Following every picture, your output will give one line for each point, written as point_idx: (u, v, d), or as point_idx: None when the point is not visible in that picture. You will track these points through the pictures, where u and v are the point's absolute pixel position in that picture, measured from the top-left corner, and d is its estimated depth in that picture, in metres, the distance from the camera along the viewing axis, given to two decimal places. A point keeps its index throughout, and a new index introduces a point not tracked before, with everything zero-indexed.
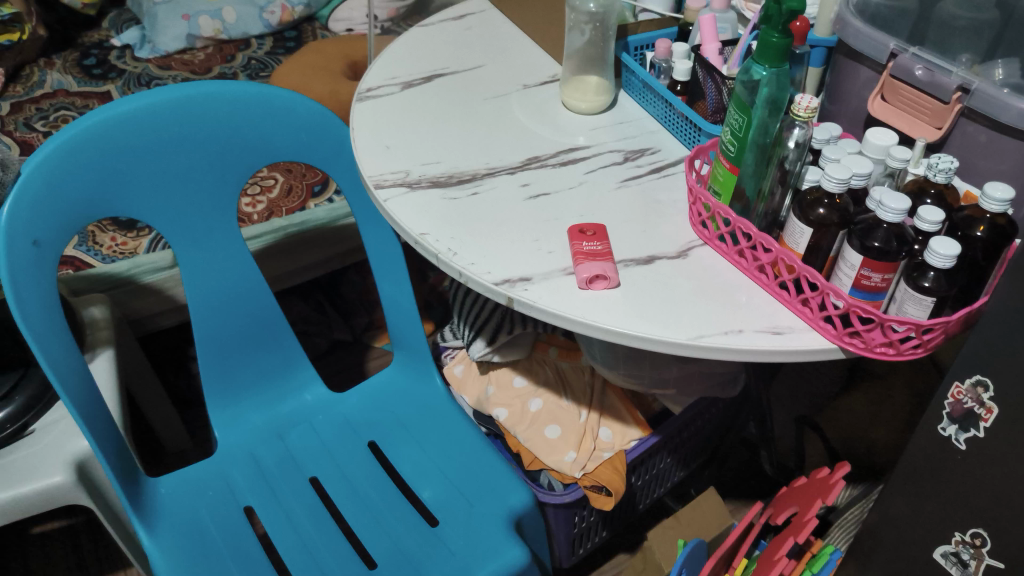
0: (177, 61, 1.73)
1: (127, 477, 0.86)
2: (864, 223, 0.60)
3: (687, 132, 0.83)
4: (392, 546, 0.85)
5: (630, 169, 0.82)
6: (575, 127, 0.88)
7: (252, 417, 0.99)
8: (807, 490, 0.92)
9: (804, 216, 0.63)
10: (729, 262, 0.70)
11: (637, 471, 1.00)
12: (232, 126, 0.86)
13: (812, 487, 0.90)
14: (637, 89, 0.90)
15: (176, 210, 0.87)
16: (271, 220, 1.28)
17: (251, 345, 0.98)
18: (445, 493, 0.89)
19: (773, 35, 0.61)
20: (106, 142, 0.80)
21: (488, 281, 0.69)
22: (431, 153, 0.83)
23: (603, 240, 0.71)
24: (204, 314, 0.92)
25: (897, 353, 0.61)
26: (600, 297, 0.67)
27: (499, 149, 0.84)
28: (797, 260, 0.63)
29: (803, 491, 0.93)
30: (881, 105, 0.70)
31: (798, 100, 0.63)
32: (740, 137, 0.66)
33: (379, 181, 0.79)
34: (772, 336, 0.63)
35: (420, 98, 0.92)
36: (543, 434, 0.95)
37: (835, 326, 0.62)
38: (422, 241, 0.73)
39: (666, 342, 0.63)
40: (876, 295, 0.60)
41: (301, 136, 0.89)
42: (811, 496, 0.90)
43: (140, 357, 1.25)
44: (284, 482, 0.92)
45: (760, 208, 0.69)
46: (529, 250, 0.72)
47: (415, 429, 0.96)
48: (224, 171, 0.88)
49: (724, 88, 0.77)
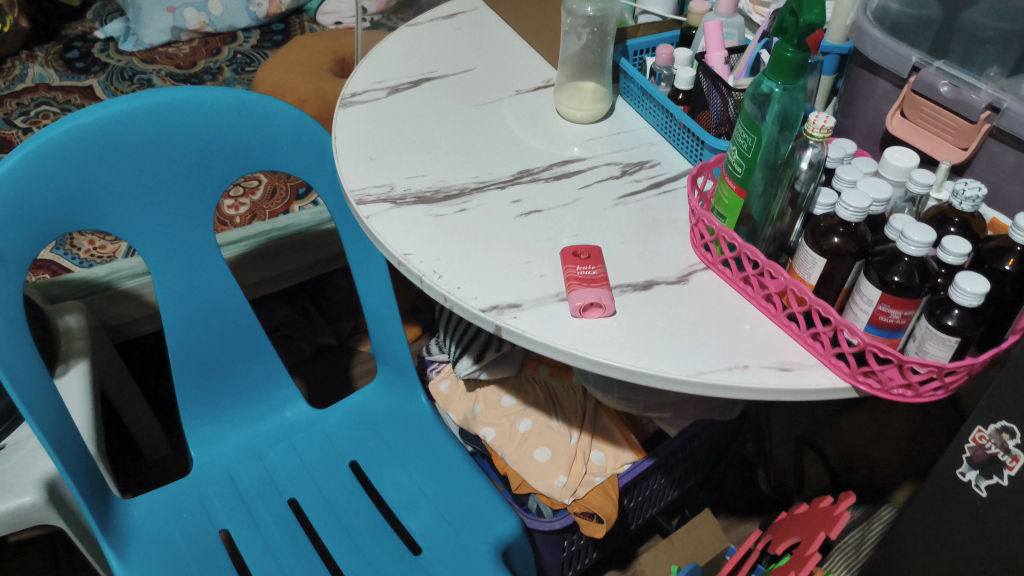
0: (162, 54, 1.67)
1: (97, 499, 0.80)
2: (885, 254, 0.55)
3: (689, 145, 0.78)
4: (360, 555, 0.82)
5: (628, 185, 0.77)
6: (569, 137, 0.83)
7: (232, 436, 0.92)
8: (808, 518, 0.87)
9: (817, 245, 0.58)
10: (734, 289, 0.66)
11: (630, 493, 0.94)
12: (210, 134, 0.81)
13: (815, 516, 0.85)
14: (636, 96, 0.86)
15: (148, 221, 0.81)
16: (254, 223, 1.23)
17: (231, 363, 0.91)
18: (430, 520, 0.84)
19: (787, 50, 0.56)
20: (73, 150, 0.74)
21: (475, 307, 0.64)
22: (418, 166, 0.78)
23: (598, 265, 0.66)
24: (178, 326, 0.86)
25: (915, 394, 0.56)
26: (595, 326, 0.62)
27: (489, 162, 0.79)
28: (808, 292, 0.58)
29: (804, 518, 0.88)
30: (900, 122, 0.66)
31: (813, 118, 0.58)
32: (749, 157, 0.62)
33: (361, 196, 0.74)
34: (779, 373, 0.59)
35: (407, 105, 0.87)
36: (532, 457, 0.89)
37: (849, 364, 0.58)
38: (405, 262, 0.68)
39: (665, 377, 0.58)
40: (894, 332, 0.56)
41: (282, 145, 0.84)
42: (812, 525, 0.85)
43: (119, 364, 1.20)
44: (262, 505, 0.87)
45: (768, 231, 0.64)
46: (519, 273, 0.67)
47: (400, 450, 0.90)
48: (200, 181, 0.83)
49: (730, 100, 0.72)
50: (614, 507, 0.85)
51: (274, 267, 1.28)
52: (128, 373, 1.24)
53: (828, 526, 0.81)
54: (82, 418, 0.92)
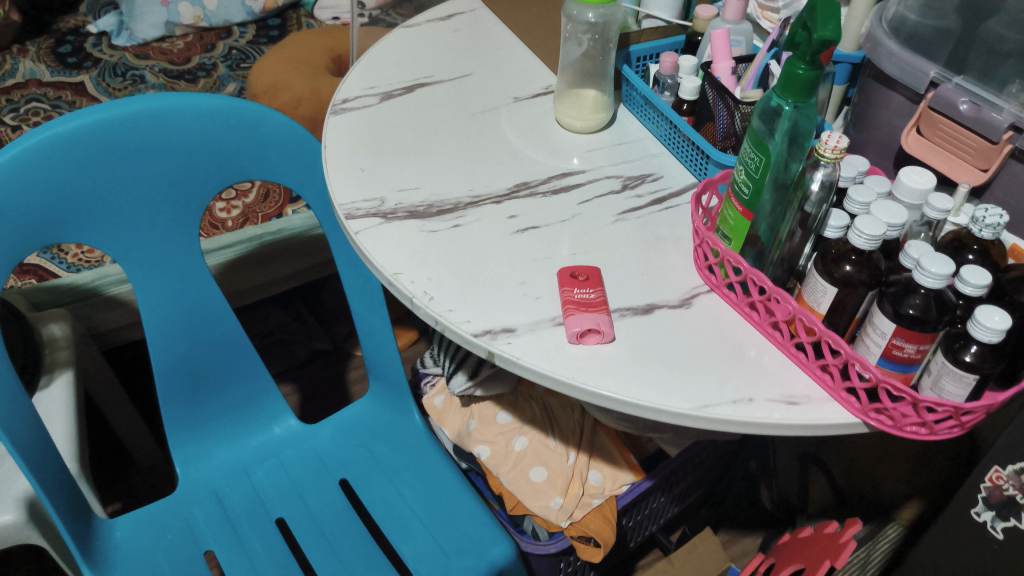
0: (156, 50, 1.64)
1: (77, 519, 0.77)
2: (899, 285, 0.52)
3: (693, 159, 0.75)
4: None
5: (629, 200, 0.74)
6: (568, 148, 0.80)
7: (217, 453, 0.90)
8: (814, 544, 0.84)
9: (828, 273, 0.55)
10: (739, 314, 0.63)
11: (628, 513, 0.91)
12: (196, 142, 0.78)
13: (822, 541, 0.82)
14: (639, 105, 0.83)
15: (131, 232, 0.78)
16: (247, 228, 1.20)
17: (216, 377, 0.89)
18: (421, 543, 0.81)
19: (798, 66, 0.53)
20: (52, 160, 0.71)
21: (467, 332, 0.61)
22: (411, 178, 0.75)
23: (596, 288, 0.63)
24: (162, 341, 0.83)
25: (930, 433, 0.53)
26: (592, 354, 0.59)
27: (485, 174, 0.76)
28: (818, 323, 0.55)
29: (810, 544, 0.85)
30: (915, 139, 0.63)
31: (825, 138, 0.55)
32: (756, 179, 0.58)
33: (351, 210, 0.71)
34: (785, 407, 0.56)
35: (400, 112, 0.84)
36: (528, 477, 0.86)
37: (860, 399, 0.55)
38: (396, 282, 0.65)
39: (667, 411, 0.55)
40: (908, 367, 0.53)
41: (271, 154, 0.81)
42: (818, 551, 0.82)
43: (106, 370, 1.17)
44: (249, 524, 0.84)
45: (776, 253, 0.61)
46: (514, 295, 0.64)
47: (392, 468, 0.88)
48: (184, 192, 0.80)
49: (737, 113, 0.69)
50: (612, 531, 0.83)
51: (267, 272, 1.25)
52: (116, 379, 1.21)
53: (834, 554, 0.79)
54: (64, 433, 0.89)
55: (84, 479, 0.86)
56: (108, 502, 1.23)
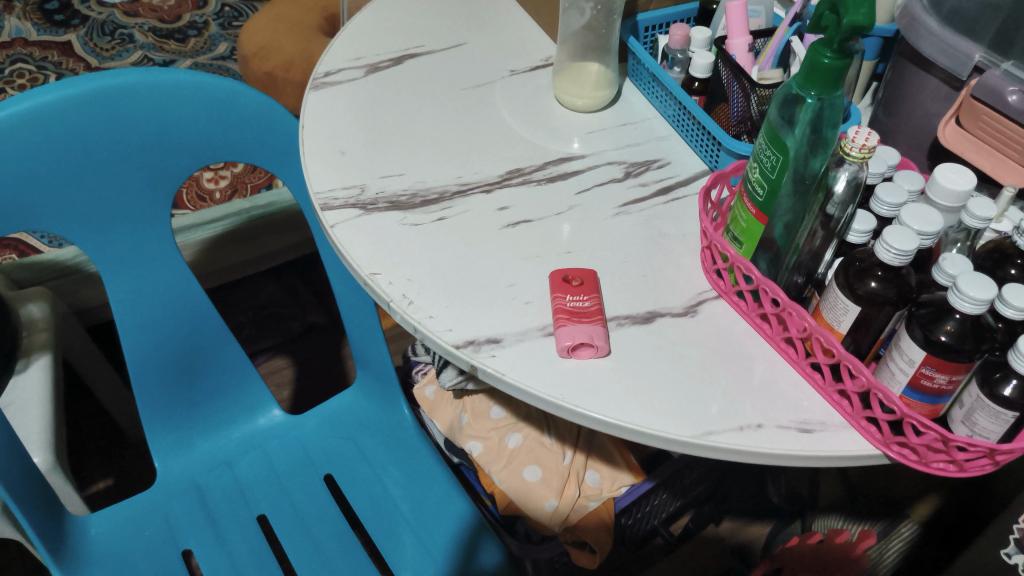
0: (146, 7, 1.56)
1: (50, 514, 0.71)
2: (932, 307, 0.46)
3: (704, 145, 0.69)
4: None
5: (632, 190, 0.68)
6: (567, 130, 0.74)
7: (200, 445, 0.85)
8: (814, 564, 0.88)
9: (851, 289, 0.49)
10: (749, 325, 0.57)
11: (628, 512, 0.86)
12: (164, 120, 0.72)
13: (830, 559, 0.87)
14: (646, 80, 0.77)
15: (95, 215, 0.72)
16: (235, 201, 1.17)
17: (194, 368, 0.84)
18: (409, 547, 0.76)
19: (825, 55, 0.46)
20: (7, 141, 0.65)
21: (448, 341, 0.55)
22: (394, 163, 0.69)
23: (591, 295, 0.57)
24: (135, 332, 0.79)
25: (959, 469, 0.47)
26: (585, 370, 0.54)
27: (474, 159, 0.70)
28: (837, 343, 0.49)
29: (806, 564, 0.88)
30: (954, 130, 0.57)
31: (852, 134, 0.49)
32: (773, 178, 0.52)
33: (327, 199, 0.65)
34: (798, 435, 0.50)
35: (385, 86, 0.77)
36: (520, 476, 0.81)
37: (881, 430, 0.49)
38: (372, 283, 0.59)
39: (668, 439, 0.50)
40: (938, 398, 0.47)
41: (245, 134, 0.75)
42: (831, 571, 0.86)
43: (89, 343, 1.12)
44: (229, 518, 0.79)
45: (791, 259, 0.55)
46: (502, 299, 0.58)
47: (380, 465, 0.83)
48: (154, 173, 0.74)
49: (753, 96, 0.62)
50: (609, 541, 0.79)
51: (257, 247, 1.23)
52: (100, 352, 1.16)
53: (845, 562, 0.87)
54: (39, 419, 0.83)
55: (58, 471, 0.80)
56: (97, 479, 1.16)
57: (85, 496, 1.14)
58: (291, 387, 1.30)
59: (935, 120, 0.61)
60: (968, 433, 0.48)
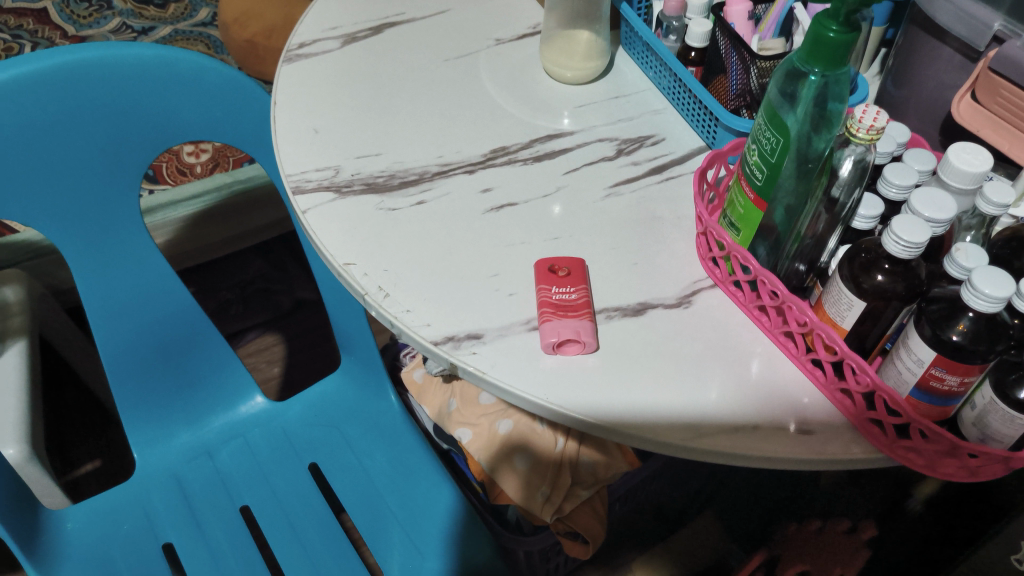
0: None
1: (25, 510, 0.68)
2: (944, 302, 0.43)
3: (700, 120, 0.66)
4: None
5: (624, 169, 0.64)
6: (556, 105, 0.71)
7: (180, 434, 0.82)
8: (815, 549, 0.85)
9: (855, 283, 0.45)
10: (747, 317, 0.53)
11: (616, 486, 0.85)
12: (128, 98, 0.68)
13: (830, 547, 0.85)
14: (640, 51, 0.73)
15: (57, 198, 0.69)
16: (216, 174, 1.27)
17: (171, 355, 0.81)
18: (396, 540, 0.74)
19: (829, 28, 0.42)
20: None
21: (426, 338, 0.51)
22: (371, 142, 0.66)
23: (578, 286, 0.53)
24: (106, 318, 0.76)
25: (970, 475, 0.44)
26: (572, 369, 0.50)
27: (456, 137, 0.66)
28: (840, 340, 0.45)
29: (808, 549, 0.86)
30: (968, 106, 0.53)
31: (859, 113, 0.44)
32: (772, 162, 0.48)
33: (300, 183, 0.62)
34: (797, 438, 0.47)
35: (362, 58, 0.73)
36: (512, 464, 0.78)
37: (887, 432, 0.45)
38: (346, 275, 0.55)
39: (661, 444, 0.46)
40: (947, 400, 0.44)
41: (215, 112, 0.71)
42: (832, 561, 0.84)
43: (64, 320, 1.09)
44: (210, 510, 0.76)
45: (793, 247, 0.51)
46: (484, 291, 0.54)
47: (365, 454, 0.80)
48: (119, 153, 0.70)
49: (753, 68, 0.58)
50: (599, 528, 0.81)
51: (236, 223, 1.31)
52: (78, 330, 1.13)
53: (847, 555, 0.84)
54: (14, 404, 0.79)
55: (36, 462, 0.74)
56: (84, 460, 1.14)
57: (72, 477, 1.12)
58: (281, 364, 1.27)
59: (947, 92, 0.57)
60: (979, 436, 0.45)
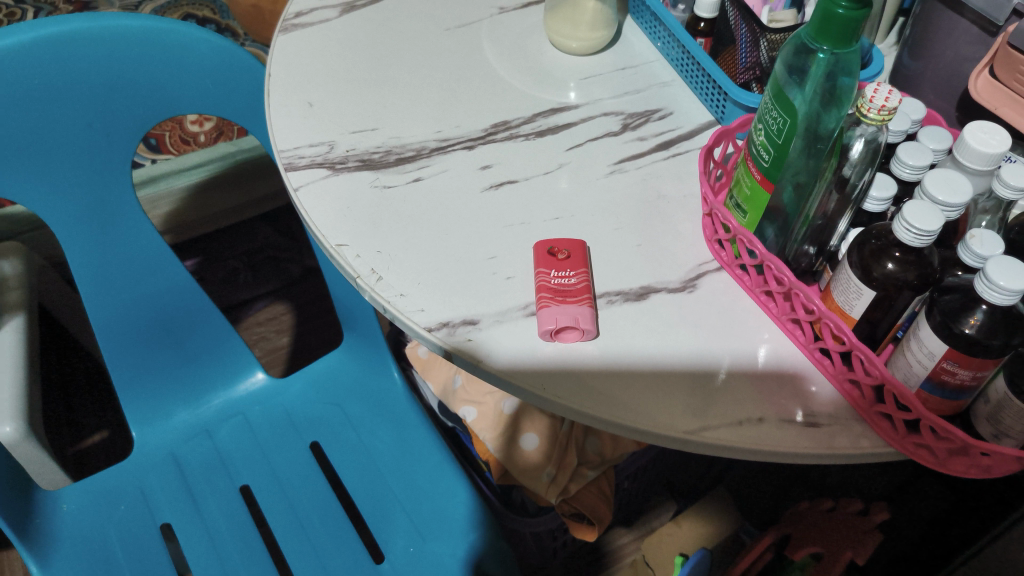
0: None
1: (20, 492, 0.67)
2: (958, 294, 0.41)
3: (710, 94, 0.64)
4: (313, 562, 0.72)
5: (629, 144, 0.62)
6: (562, 76, 0.68)
7: (179, 413, 0.82)
8: (822, 527, 0.83)
9: (864, 272, 0.43)
10: (754, 302, 0.52)
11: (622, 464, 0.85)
12: (115, 74, 0.66)
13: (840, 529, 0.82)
14: (648, 20, 0.71)
15: (42, 175, 0.67)
16: (217, 145, 1.28)
17: (167, 331, 0.80)
18: (395, 521, 0.73)
19: (838, 4, 0.39)
20: None
21: (418, 323, 0.49)
22: (368, 116, 0.64)
23: (578, 269, 0.51)
24: (99, 295, 0.75)
25: (983, 472, 0.42)
26: (569, 358, 0.48)
27: (456, 110, 0.65)
28: (848, 331, 0.44)
29: (817, 526, 0.84)
30: (987, 83, 0.51)
31: (870, 93, 0.41)
32: (779, 143, 0.45)
33: (293, 159, 0.60)
34: (805, 431, 0.45)
35: (358, 29, 0.72)
36: (519, 445, 0.79)
37: (895, 426, 0.44)
38: (338, 256, 0.53)
39: (660, 437, 0.45)
40: (959, 394, 0.42)
41: (206, 85, 0.69)
42: (842, 542, 0.80)
43: (59, 285, 1.08)
44: (208, 490, 0.76)
45: (802, 230, 0.48)
46: (480, 274, 0.53)
47: (364, 431, 0.80)
48: (107, 130, 0.69)
49: (764, 42, 0.56)
50: (606, 509, 0.81)
51: (242, 195, 1.33)
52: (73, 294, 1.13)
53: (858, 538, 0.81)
54: (10, 361, 0.71)
55: (33, 441, 0.67)
56: (93, 431, 1.15)
57: (80, 449, 1.12)
58: (290, 333, 1.26)
59: (966, 65, 0.55)
60: (993, 431, 0.43)
